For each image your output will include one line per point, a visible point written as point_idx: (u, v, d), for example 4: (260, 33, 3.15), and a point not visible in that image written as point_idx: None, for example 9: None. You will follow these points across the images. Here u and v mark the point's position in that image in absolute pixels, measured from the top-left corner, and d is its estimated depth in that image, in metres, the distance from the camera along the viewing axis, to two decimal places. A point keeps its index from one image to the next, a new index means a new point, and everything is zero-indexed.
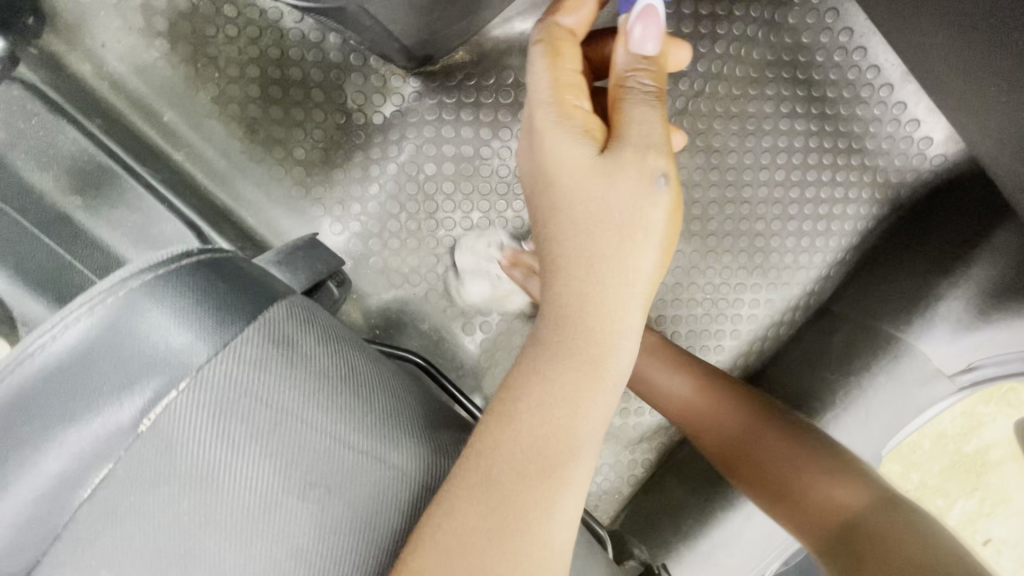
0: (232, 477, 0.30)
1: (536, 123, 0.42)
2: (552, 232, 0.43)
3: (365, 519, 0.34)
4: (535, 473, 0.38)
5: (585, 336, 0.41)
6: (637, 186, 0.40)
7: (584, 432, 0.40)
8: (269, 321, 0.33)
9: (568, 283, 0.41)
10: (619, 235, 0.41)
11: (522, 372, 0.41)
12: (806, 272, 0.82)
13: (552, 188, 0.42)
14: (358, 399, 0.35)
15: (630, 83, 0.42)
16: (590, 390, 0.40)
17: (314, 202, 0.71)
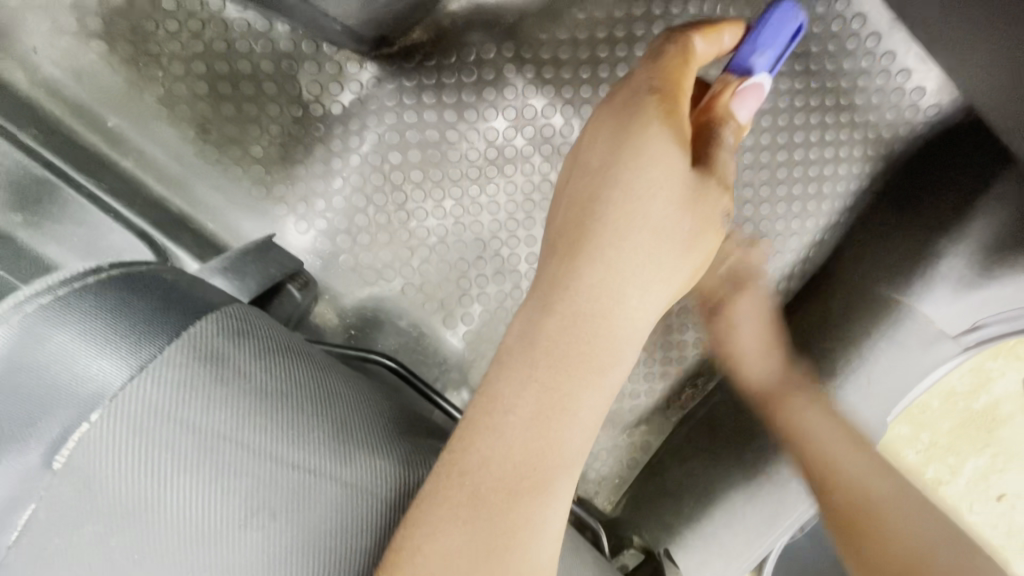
0: (165, 510, 0.28)
1: (637, 103, 0.38)
2: (584, 207, 0.37)
3: (322, 544, 0.31)
4: (525, 492, 0.34)
5: (591, 333, 0.36)
6: (708, 215, 0.38)
7: (575, 440, 0.36)
8: (196, 336, 0.30)
9: (586, 268, 0.36)
10: (662, 238, 0.37)
11: (507, 374, 0.35)
12: (797, 238, 0.79)
13: (613, 169, 0.37)
14: (304, 413, 0.32)
15: (726, 130, 0.42)
16: (590, 393, 0.36)
17: (277, 202, 0.68)
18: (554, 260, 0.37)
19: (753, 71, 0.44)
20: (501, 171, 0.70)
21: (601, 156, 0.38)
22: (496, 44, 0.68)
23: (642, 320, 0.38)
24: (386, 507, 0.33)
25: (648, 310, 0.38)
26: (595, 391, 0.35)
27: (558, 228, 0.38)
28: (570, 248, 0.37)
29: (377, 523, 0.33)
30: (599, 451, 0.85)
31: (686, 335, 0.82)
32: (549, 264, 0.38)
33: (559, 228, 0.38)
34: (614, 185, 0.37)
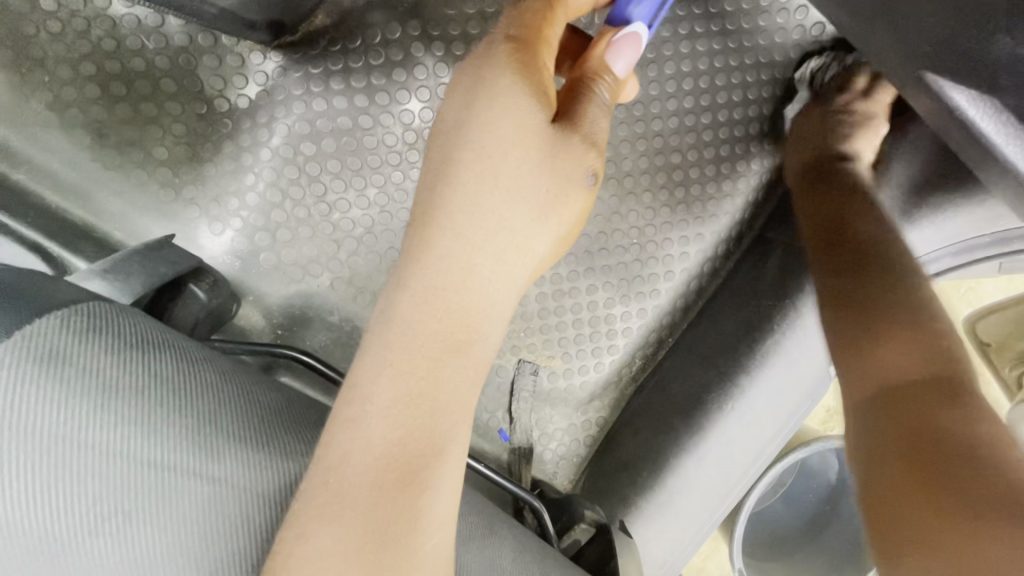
0: (3, 523, 0.26)
1: (493, 52, 0.35)
2: (438, 175, 0.36)
3: (188, 545, 0.29)
4: (394, 484, 0.32)
5: (451, 312, 0.35)
6: (570, 179, 0.36)
7: (445, 425, 0.34)
8: (28, 337, 0.28)
9: (439, 241, 0.35)
10: (518, 206, 0.36)
11: (369, 362, 0.34)
12: (729, 200, 0.79)
13: (464, 131, 0.35)
14: (161, 410, 0.30)
15: (597, 83, 0.39)
16: (449, 376, 0.34)
17: (188, 204, 0.66)
18: (411, 232, 0.36)
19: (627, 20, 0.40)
20: (422, 154, 0.68)
21: (454, 115, 0.36)
22: (401, 23, 0.66)
23: (506, 293, 0.37)
24: (266, 503, 0.31)
25: (507, 285, 0.37)
26: (457, 372, 0.35)
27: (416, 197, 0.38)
28: (423, 220, 0.36)
29: (257, 518, 0.31)
30: (554, 432, 0.83)
31: (630, 306, 0.81)
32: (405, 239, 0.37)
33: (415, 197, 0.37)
34: (467, 149, 0.35)
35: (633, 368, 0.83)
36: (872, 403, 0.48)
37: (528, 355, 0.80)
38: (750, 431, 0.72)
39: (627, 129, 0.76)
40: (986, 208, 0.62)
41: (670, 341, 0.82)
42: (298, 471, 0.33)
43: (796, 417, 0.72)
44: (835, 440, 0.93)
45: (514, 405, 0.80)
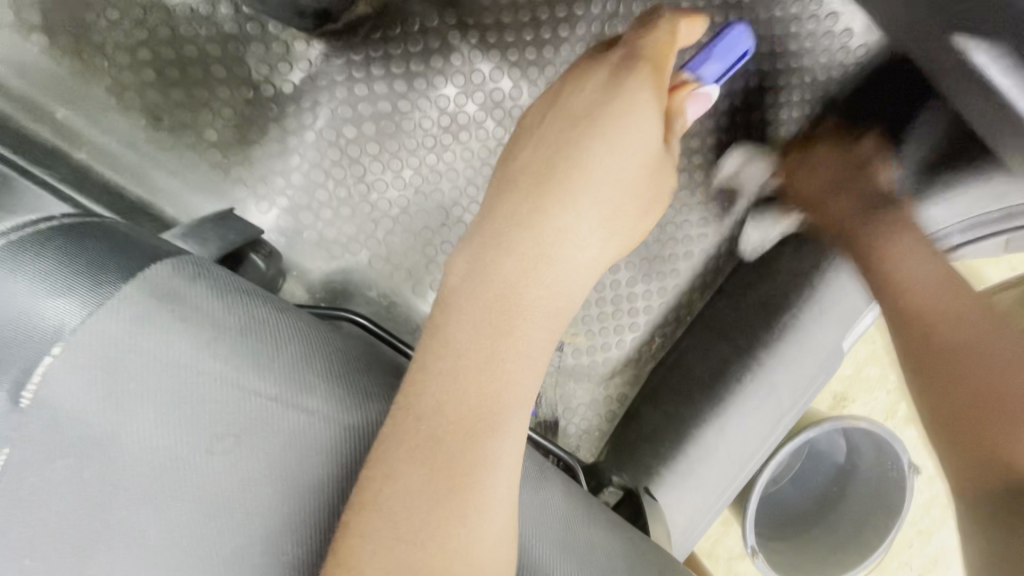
0: (132, 440, 0.30)
1: (633, 66, 0.43)
2: (554, 155, 0.41)
3: (287, 469, 0.32)
4: (480, 433, 0.35)
5: (541, 276, 0.39)
6: (659, 195, 0.45)
7: (526, 382, 0.38)
8: (151, 277, 0.32)
9: (550, 213, 0.40)
10: (616, 196, 0.41)
11: (464, 318, 0.38)
12: (746, 185, 0.83)
13: (596, 121, 0.41)
14: (262, 348, 0.34)
15: (677, 120, 0.47)
16: (540, 337, 0.39)
17: (236, 184, 0.69)
18: (517, 202, 0.41)
19: (702, 72, 0.52)
20: (456, 137, 0.72)
21: (584, 106, 0.42)
22: (439, 13, 0.69)
23: (590, 266, 0.41)
24: (355, 440, 0.34)
25: (594, 260, 0.42)
26: (540, 327, 0.39)
27: (520, 167, 0.42)
28: (533, 193, 0.41)
29: (343, 452, 0.34)
30: (577, 406, 0.86)
31: (651, 285, 0.85)
32: (507, 206, 0.41)
33: (521, 169, 0.42)
34: (589, 138, 0.41)
35: (653, 346, 0.86)
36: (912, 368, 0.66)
37: None
38: (767, 402, 0.75)
39: None
40: (990, 188, 0.66)
41: (687, 320, 0.86)
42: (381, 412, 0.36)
43: (810, 393, 0.77)
44: (846, 419, 0.97)
45: (540, 379, 0.84)
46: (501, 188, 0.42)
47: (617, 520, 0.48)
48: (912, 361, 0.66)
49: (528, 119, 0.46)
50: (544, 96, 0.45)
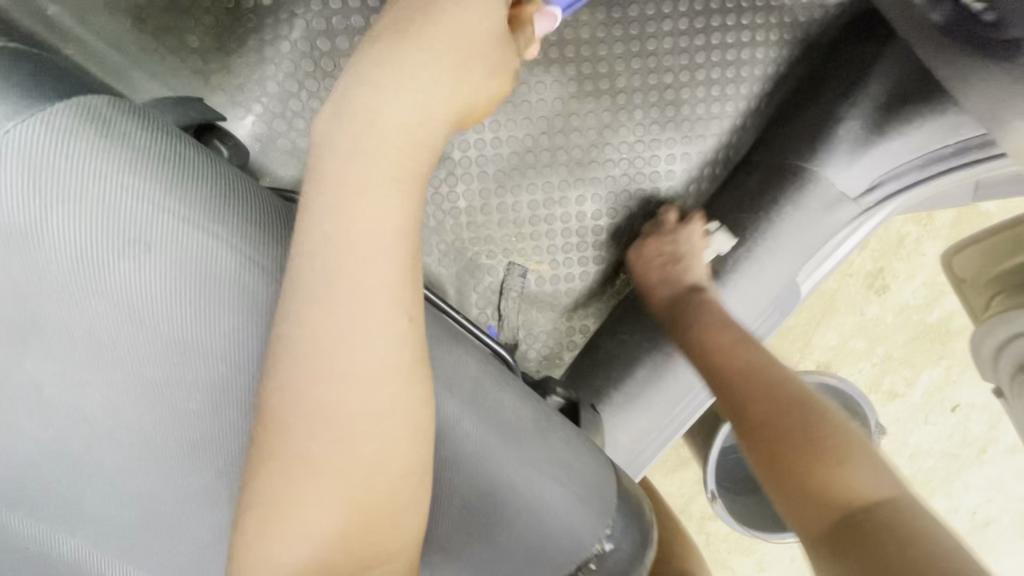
0: (53, 237, 0.34)
1: None
2: (404, 23, 0.40)
3: (194, 282, 0.36)
4: (350, 300, 0.37)
5: (389, 139, 0.38)
6: (507, 57, 0.44)
7: (379, 245, 0.38)
8: (76, 101, 0.35)
9: (397, 79, 0.39)
10: (465, 61, 0.40)
11: (315, 190, 0.38)
12: (716, 123, 0.83)
13: (439, 6, 0.40)
14: (175, 176, 0.37)
15: (517, 29, 0.47)
16: (384, 196, 0.38)
17: (215, 89, 0.73)
18: (366, 65, 0.39)
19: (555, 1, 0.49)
20: None
21: None
22: None
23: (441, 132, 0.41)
24: (259, 269, 0.38)
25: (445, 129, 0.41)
26: (388, 181, 0.38)
27: (372, 39, 0.40)
28: (379, 60, 0.39)
29: (247, 276, 0.37)
30: (539, 333, 0.88)
31: (617, 219, 0.86)
32: (353, 80, 0.39)
33: (369, 46, 0.40)
34: (433, 17, 0.40)
35: (617, 281, 0.88)
36: (810, 525, 0.50)
37: (518, 258, 0.86)
38: None
39: (623, 48, 0.81)
40: (945, 122, 0.68)
41: None
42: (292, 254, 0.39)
43: (761, 325, 0.79)
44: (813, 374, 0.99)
45: (503, 304, 0.86)
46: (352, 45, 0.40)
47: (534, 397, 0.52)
48: (767, 455, 0.55)
49: None
50: None
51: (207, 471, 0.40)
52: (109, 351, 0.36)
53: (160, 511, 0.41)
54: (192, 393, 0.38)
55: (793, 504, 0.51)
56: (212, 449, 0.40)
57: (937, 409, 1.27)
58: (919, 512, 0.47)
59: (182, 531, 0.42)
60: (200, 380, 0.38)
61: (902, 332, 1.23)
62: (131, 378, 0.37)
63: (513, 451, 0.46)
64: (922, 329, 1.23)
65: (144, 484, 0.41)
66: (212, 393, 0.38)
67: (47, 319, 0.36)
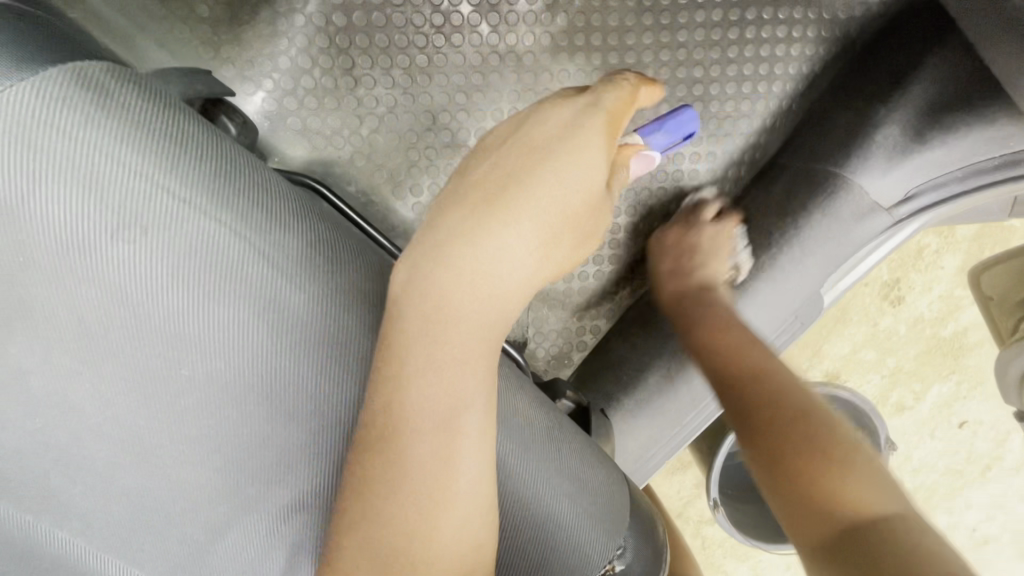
0: (41, 213, 0.31)
1: (586, 120, 0.41)
2: (513, 169, 0.39)
3: (192, 270, 0.33)
4: (430, 428, 0.37)
5: (489, 277, 0.38)
6: (595, 231, 0.42)
7: (471, 417, 0.37)
8: (78, 68, 0.33)
9: (495, 234, 0.38)
10: (559, 225, 0.39)
11: (407, 329, 0.37)
12: (744, 122, 0.79)
13: (551, 153, 0.39)
14: (182, 155, 0.34)
15: (620, 172, 0.45)
16: (484, 347, 0.38)
17: (224, 62, 0.69)
18: (467, 213, 0.38)
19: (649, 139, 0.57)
20: (448, 40, 0.72)
21: (546, 137, 0.40)
22: None
23: (531, 275, 0.39)
24: (263, 259, 0.35)
25: (536, 269, 0.40)
26: (481, 340, 0.38)
27: (477, 179, 0.39)
28: (481, 208, 0.38)
29: (251, 267, 0.34)
30: (548, 331, 0.85)
31: (633, 218, 0.83)
32: (455, 218, 0.38)
33: (475, 184, 0.39)
34: (542, 169, 0.39)
35: (630, 281, 0.85)
36: (835, 533, 0.41)
37: None
38: None
39: (652, 39, 0.75)
40: (988, 135, 0.64)
41: None
42: (298, 243, 0.36)
43: (782, 335, 0.75)
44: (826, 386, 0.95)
45: None
46: (447, 200, 0.39)
47: (548, 406, 0.49)
48: (771, 470, 0.46)
49: (483, 141, 0.42)
50: (506, 122, 0.43)
51: (197, 470, 0.37)
52: (98, 339, 0.34)
53: (147, 506, 0.39)
54: (188, 388, 0.35)
55: (786, 510, 0.44)
56: (203, 447, 0.37)
57: (942, 425, 1.12)
58: (925, 538, 0.39)
59: (168, 529, 0.39)
60: (197, 375, 0.35)
61: (913, 345, 1.07)
62: (121, 369, 0.34)
63: (524, 463, 0.43)
64: (933, 343, 1.08)
65: (131, 475, 0.38)
66: (208, 389, 0.35)
67: (32, 301, 0.33)
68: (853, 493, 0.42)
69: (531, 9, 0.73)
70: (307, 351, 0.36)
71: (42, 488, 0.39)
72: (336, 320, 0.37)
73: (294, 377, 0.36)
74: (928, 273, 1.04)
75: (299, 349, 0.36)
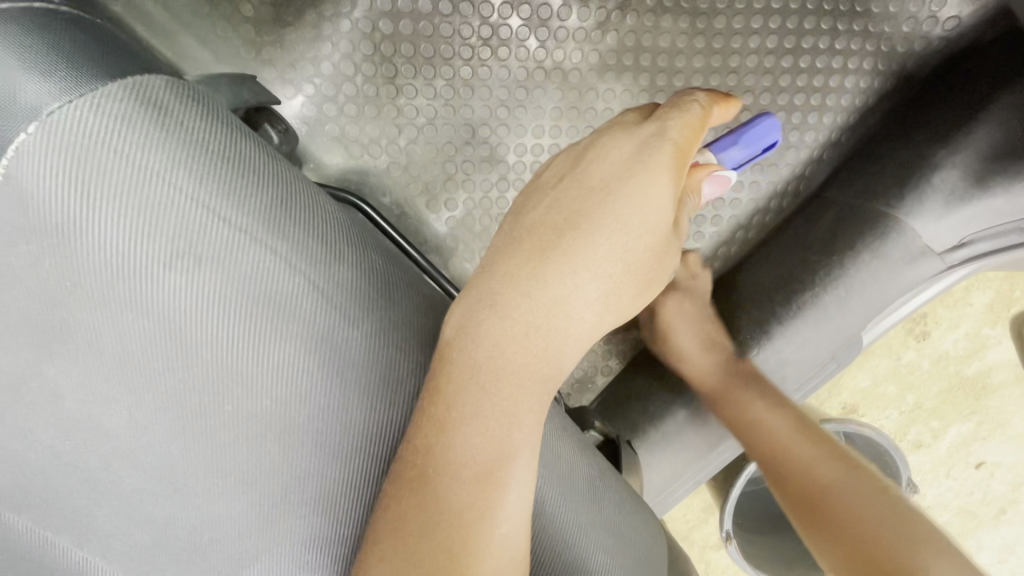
0: (91, 237, 0.29)
1: (653, 151, 0.38)
2: (571, 211, 0.37)
3: (244, 304, 0.31)
4: (473, 480, 0.35)
5: (546, 330, 0.36)
6: (663, 274, 0.40)
7: (519, 469, 0.35)
8: (137, 84, 0.31)
9: (552, 283, 0.36)
10: (620, 273, 0.37)
11: (459, 378, 0.35)
12: (791, 153, 0.77)
13: (612, 195, 0.37)
14: (240, 180, 0.32)
15: (689, 199, 0.42)
16: (535, 402, 0.36)
17: (265, 64, 0.68)
18: (522, 258, 0.37)
19: (724, 156, 0.49)
20: (494, 53, 0.70)
21: (606, 176, 0.38)
22: None
23: (591, 324, 0.37)
24: (316, 293, 0.33)
25: (594, 318, 0.37)
26: (534, 395, 0.36)
27: (534, 221, 0.38)
28: (538, 255, 0.36)
29: (302, 302, 0.32)
30: None
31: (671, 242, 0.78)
32: (507, 269, 0.37)
33: (530, 231, 0.37)
34: (602, 213, 0.37)
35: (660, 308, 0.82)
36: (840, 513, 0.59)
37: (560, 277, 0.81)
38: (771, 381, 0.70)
39: (703, 62, 0.72)
40: None
41: (704, 286, 0.80)
42: (353, 277, 0.34)
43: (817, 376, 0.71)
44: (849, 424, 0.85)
45: None
46: (503, 240, 0.38)
47: (588, 449, 0.47)
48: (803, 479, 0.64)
49: (542, 170, 0.41)
50: (563, 152, 0.41)
51: (229, 503, 0.35)
52: (140, 369, 0.32)
53: (175, 534, 0.37)
54: (230, 421, 0.33)
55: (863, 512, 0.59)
56: (239, 479, 0.35)
57: (960, 465, 1.02)
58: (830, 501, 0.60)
59: (194, 557, 0.37)
60: (239, 412, 0.33)
61: (935, 382, 0.97)
62: (162, 397, 0.33)
63: (564, 512, 0.40)
64: (955, 382, 0.97)
65: (161, 502, 0.36)
66: (250, 423, 0.33)
67: (76, 326, 0.31)
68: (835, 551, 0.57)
69: (581, 26, 0.71)
70: (353, 394, 0.34)
71: (65, 508, 0.38)
72: (386, 357, 0.35)
73: (339, 418, 0.34)
74: (957, 310, 0.95)
75: (347, 389, 0.34)
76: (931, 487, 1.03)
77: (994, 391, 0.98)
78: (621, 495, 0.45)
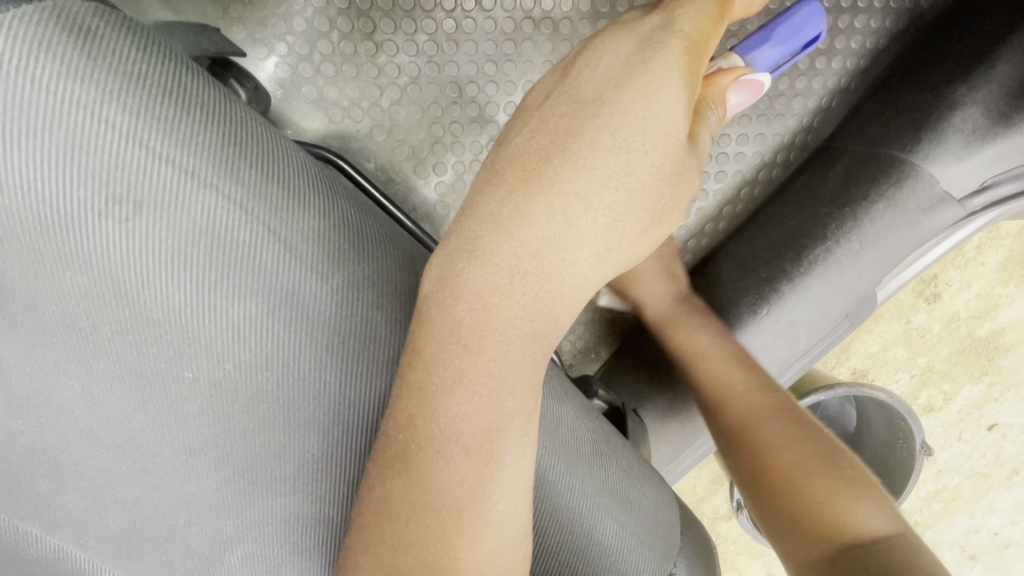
0: (13, 182, 0.26)
1: (658, 48, 0.34)
2: (560, 131, 0.33)
3: (194, 254, 0.28)
4: (459, 453, 0.32)
5: (538, 281, 0.33)
6: (676, 203, 0.36)
7: (513, 437, 0.32)
8: (63, 8, 0.27)
9: (539, 219, 0.32)
10: (624, 201, 0.33)
11: (438, 346, 0.32)
12: (798, 102, 0.73)
13: (608, 107, 0.33)
14: (184, 115, 0.28)
15: (711, 109, 0.38)
16: (524, 365, 0.33)
17: (234, 22, 0.64)
18: (506, 192, 0.33)
19: (755, 57, 0.46)
20: (479, 3, 0.65)
21: (599, 87, 0.34)
22: None
23: (591, 263, 0.34)
24: (276, 242, 0.29)
25: (592, 257, 0.33)
26: (522, 355, 0.33)
27: (517, 154, 0.34)
28: (519, 191, 0.33)
29: (261, 252, 0.29)
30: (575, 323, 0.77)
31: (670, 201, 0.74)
32: (491, 207, 0.33)
33: (514, 162, 0.33)
34: (596, 128, 0.33)
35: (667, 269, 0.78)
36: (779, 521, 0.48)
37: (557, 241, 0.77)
38: (783, 343, 0.66)
39: None
40: None
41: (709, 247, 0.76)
42: (321, 226, 0.31)
43: (829, 336, 0.67)
44: (860, 388, 0.79)
45: None
46: (488, 180, 0.34)
47: (595, 415, 0.43)
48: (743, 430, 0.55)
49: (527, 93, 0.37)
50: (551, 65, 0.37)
51: (203, 481, 0.32)
52: (88, 335, 0.29)
53: (148, 517, 0.34)
54: (193, 391, 0.30)
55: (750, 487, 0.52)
56: (208, 455, 0.32)
57: (972, 428, 0.99)
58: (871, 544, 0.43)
59: (171, 541, 0.34)
60: (201, 379, 0.30)
61: (947, 344, 0.94)
62: (117, 367, 0.30)
63: (568, 481, 0.37)
64: (967, 343, 0.94)
65: (128, 484, 0.33)
66: (214, 393, 0.30)
67: (10, 288, 0.28)
68: (862, 504, 0.45)
69: None
70: (325, 356, 0.31)
71: (26, 494, 0.34)
72: (362, 317, 0.31)
73: (312, 383, 0.31)
74: (968, 269, 0.90)
75: (319, 352, 0.30)
76: (943, 450, 1.01)
77: (1007, 351, 0.94)
78: (630, 461, 0.42)
